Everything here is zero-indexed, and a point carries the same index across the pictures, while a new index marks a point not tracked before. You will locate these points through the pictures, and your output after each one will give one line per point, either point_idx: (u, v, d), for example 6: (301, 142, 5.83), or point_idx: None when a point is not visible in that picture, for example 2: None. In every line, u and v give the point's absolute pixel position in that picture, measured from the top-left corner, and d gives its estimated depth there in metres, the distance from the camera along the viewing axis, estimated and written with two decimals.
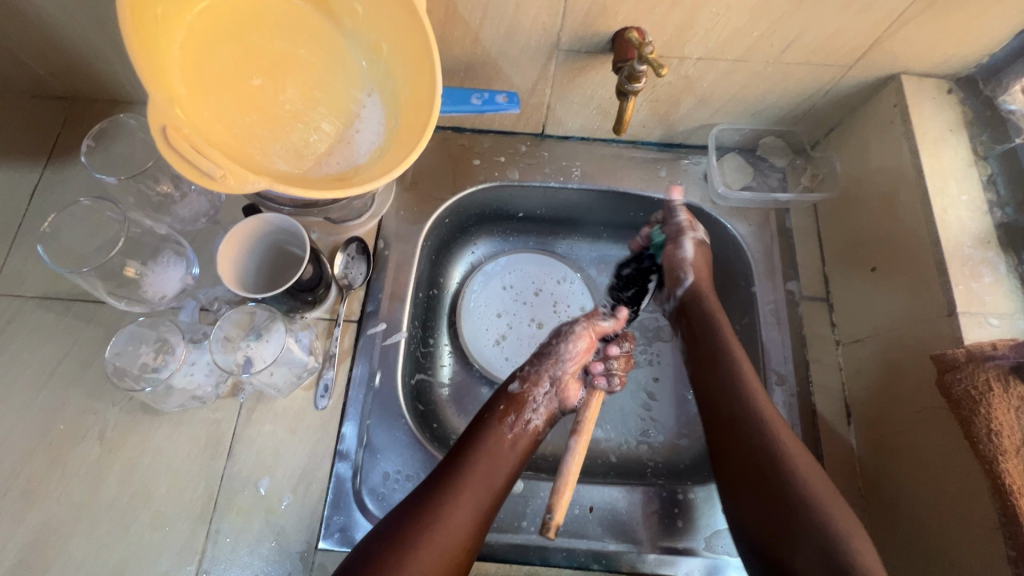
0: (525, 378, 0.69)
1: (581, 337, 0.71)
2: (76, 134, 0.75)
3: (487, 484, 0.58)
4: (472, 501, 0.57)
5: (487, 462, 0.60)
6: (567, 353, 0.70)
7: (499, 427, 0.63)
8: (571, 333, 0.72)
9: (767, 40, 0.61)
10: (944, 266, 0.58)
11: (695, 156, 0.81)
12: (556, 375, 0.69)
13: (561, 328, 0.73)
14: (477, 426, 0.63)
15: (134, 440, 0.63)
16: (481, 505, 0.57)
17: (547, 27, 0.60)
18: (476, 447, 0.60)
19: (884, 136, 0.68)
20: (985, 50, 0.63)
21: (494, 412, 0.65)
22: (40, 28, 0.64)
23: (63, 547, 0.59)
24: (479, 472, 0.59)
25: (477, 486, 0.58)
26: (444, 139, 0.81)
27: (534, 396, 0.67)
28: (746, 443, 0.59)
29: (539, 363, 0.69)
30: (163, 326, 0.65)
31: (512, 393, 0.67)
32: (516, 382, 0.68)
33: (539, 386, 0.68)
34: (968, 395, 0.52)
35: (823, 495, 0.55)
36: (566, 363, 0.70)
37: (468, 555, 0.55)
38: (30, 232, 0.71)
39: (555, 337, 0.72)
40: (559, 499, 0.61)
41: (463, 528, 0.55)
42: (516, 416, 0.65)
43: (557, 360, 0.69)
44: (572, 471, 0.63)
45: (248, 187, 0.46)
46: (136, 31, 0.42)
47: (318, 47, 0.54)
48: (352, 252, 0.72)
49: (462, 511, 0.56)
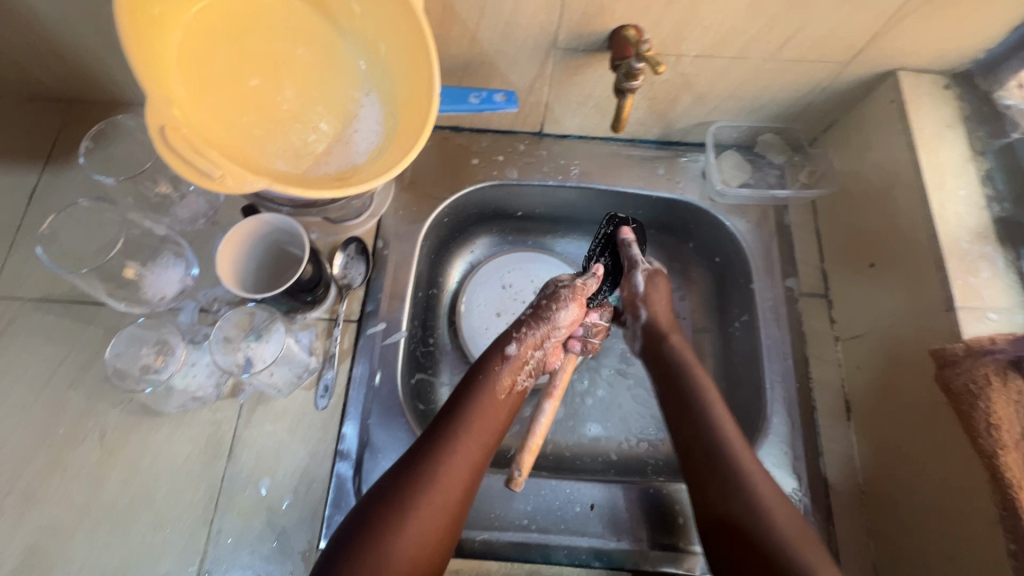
0: (520, 339, 0.66)
1: (576, 306, 0.68)
2: (74, 137, 0.75)
3: (480, 443, 0.59)
4: (468, 455, 0.57)
5: (479, 418, 0.60)
6: (564, 319, 0.68)
7: (492, 385, 0.63)
8: (571, 299, 0.68)
9: (764, 36, 0.61)
10: (942, 260, 0.58)
11: (693, 153, 0.81)
12: (550, 339, 0.67)
13: (552, 289, 0.70)
14: (467, 385, 0.63)
15: (134, 441, 0.63)
16: (476, 458, 0.58)
17: (544, 27, 0.61)
18: (469, 406, 0.61)
19: (881, 132, 0.68)
20: (980, 45, 0.63)
21: (488, 373, 0.64)
22: (38, 30, 0.64)
23: (65, 549, 0.59)
24: (471, 432, 0.59)
25: (471, 446, 0.58)
26: (442, 139, 0.81)
27: (528, 359, 0.66)
28: (718, 476, 0.58)
29: (535, 326, 0.67)
30: (164, 327, 0.66)
31: (507, 354, 0.65)
32: (513, 344, 0.66)
33: (531, 348, 0.67)
34: (967, 389, 0.52)
35: (751, 507, 0.55)
36: (560, 329, 0.68)
37: (461, 512, 0.56)
38: (29, 234, 0.71)
39: (549, 299, 0.69)
40: (526, 456, 0.62)
41: (460, 482, 0.56)
42: (511, 377, 0.64)
43: (552, 324, 0.67)
44: (541, 428, 0.64)
45: (247, 186, 0.46)
46: (134, 32, 0.43)
47: (316, 48, 0.54)
48: (351, 253, 0.72)
49: (457, 467, 0.56)
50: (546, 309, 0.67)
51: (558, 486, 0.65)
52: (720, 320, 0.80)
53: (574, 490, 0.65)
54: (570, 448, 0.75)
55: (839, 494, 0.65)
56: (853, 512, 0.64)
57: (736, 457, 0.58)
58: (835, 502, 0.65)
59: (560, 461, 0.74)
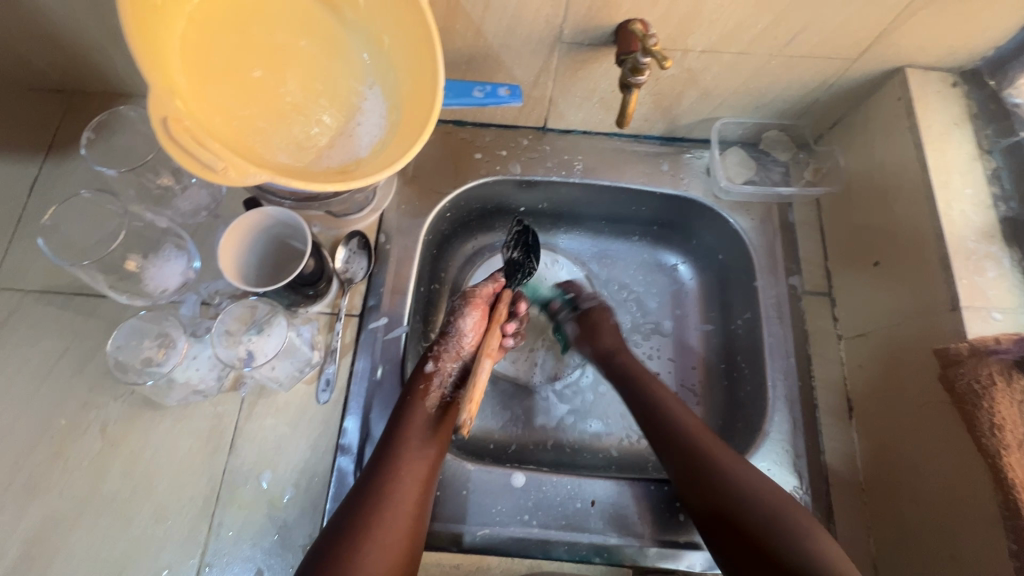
0: (435, 356, 0.66)
1: (474, 309, 0.69)
2: (75, 128, 0.75)
3: (422, 458, 0.59)
4: (411, 479, 0.57)
5: (414, 442, 0.59)
6: (468, 326, 0.68)
7: (419, 407, 0.62)
8: (466, 305, 0.69)
9: (771, 32, 0.60)
10: (948, 260, 0.58)
11: (698, 149, 0.80)
12: (463, 350, 0.68)
13: (452, 306, 0.71)
14: (397, 410, 0.62)
15: (134, 434, 0.63)
16: (420, 480, 0.57)
17: (549, 20, 0.60)
18: (397, 434, 0.59)
19: (888, 130, 0.68)
20: (990, 42, 0.62)
21: (414, 394, 0.63)
22: (40, 21, 0.63)
23: (66, 540, 0.59)
24: (412, 447, 0.59)
25: (414, 461, 0.58)
26: (445, 132, 0.80)
27: (450, 372, 0.66)
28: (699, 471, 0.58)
29: (445, 341, 0.67)
30: (166, 321, 0.66)
31: (427, 372, 0.65)
32: (429, 361, 0.66)
33: (450, 362, 0.66)
34: (970, 388, 0.52)
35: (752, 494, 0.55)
36: (468, 335, 0.68)
37: (419, 523, 0.56)
38: (30, 225, 0.70)
39: (451, 314, 0.70)
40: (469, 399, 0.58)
41: (408, 504, 0.56)
42: (435, 394, 0.63)
43: (458, 334, 0.68)
44: (482, 380, 0.61)
45: (250, 179, 0.45)
46: (138, 23, 0.42)
47: (320, 40, 0.54)
48: (354, 247, 0.72)
49: (407, 483, 0.56)
50: (450, 323, 0.68)
51: (560, 482, 0.65)
52: (725, 318, 0.80)
53: (575, 486, 0.65)
54: (570, 443, 0.76)
55: (840, 492, 0.65)
56: (855, 509, 0.65)
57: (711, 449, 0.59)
58: (836, 500, 0.65)
59: (561, 457, 0.74)
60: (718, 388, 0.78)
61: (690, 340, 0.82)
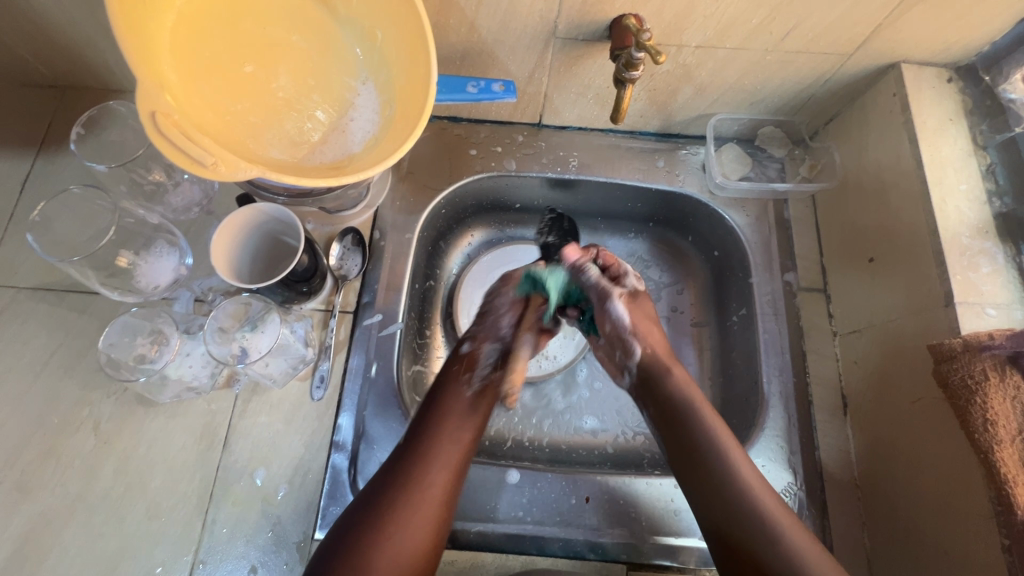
0: (474, 337, 0.68)
1: (510, 287, 0.71)
2: (67, 124, 0.74)
3: (451, 450, 0.58)
4: (439, 471, 0.57)
5: (443, 434, 0.59)
6: (505, 305, 0.70)
7: (454, 389, 0.63)
8: (505, 285, 0.72)
9: (766, 28, 0.60)
10: (942, 256, 0.58)
11: (693, 146, 0.80)
12: (501, 329, 0.69)
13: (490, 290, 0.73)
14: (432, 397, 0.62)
15: (128, 431, 0.63)
16: (448, 472, 0.57)
17: (543, 15, 0.60)
18: (427, 423, 0.60)
19: (883, 126, 0.68)
20: (985, 38, 0.62)
21: (449, 377, 0.64)
22: (29, 16, 0.63)
23: (59, 538, 0.59)
24: (440, 441, 0.58)
25: (441, 454, 0.58)
26: (440, 128, 0.80)
27: (487, 352, 0.67)
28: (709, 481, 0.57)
29: (482, 322, 0.69)
30: (159, 317, 0.65)
31: (464, 352, 0.67)
32: (467, 342, 0.68)
33: (487, 342, 0.68)
34: (964, 384, 0.52)
35: (760, 511, 0.55)
36: (505, 315, 0.70)
37: (445, 513, 0.56)
38: (22, 222, 0.70)
39: (490, 296, 0.72)
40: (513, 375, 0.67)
41: (432, 499, 0.55)
42: (470, 375, 0.65)
43: (495, 313, 0.69)
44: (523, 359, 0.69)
45: (240, 174, 0.45)
46: (127, 17, 0.42)
47: (312, 35, 0.54)
48: (348, 244, 0.73)
49: (435, 477, 0.56)
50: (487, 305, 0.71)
51: (555, 479, 0.65)
52: (720, 315, 0.80)
53: (570, 483, 0.65)
54: (566, 440, 0.75)
55: (835, 488, 0.65)
56: (849, 505, 0.65)
57: (725, 454, 0.58)
58: (830, 496, 0.65)
59: (556, 454, 0.74)
60: (713, 384, 0.78)
61: (687, 337, 0.82)
